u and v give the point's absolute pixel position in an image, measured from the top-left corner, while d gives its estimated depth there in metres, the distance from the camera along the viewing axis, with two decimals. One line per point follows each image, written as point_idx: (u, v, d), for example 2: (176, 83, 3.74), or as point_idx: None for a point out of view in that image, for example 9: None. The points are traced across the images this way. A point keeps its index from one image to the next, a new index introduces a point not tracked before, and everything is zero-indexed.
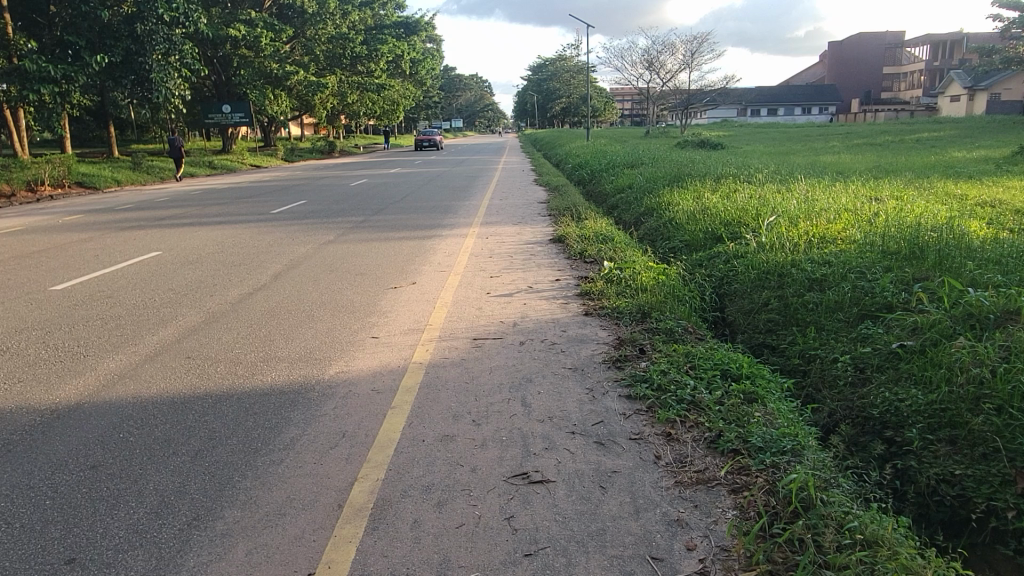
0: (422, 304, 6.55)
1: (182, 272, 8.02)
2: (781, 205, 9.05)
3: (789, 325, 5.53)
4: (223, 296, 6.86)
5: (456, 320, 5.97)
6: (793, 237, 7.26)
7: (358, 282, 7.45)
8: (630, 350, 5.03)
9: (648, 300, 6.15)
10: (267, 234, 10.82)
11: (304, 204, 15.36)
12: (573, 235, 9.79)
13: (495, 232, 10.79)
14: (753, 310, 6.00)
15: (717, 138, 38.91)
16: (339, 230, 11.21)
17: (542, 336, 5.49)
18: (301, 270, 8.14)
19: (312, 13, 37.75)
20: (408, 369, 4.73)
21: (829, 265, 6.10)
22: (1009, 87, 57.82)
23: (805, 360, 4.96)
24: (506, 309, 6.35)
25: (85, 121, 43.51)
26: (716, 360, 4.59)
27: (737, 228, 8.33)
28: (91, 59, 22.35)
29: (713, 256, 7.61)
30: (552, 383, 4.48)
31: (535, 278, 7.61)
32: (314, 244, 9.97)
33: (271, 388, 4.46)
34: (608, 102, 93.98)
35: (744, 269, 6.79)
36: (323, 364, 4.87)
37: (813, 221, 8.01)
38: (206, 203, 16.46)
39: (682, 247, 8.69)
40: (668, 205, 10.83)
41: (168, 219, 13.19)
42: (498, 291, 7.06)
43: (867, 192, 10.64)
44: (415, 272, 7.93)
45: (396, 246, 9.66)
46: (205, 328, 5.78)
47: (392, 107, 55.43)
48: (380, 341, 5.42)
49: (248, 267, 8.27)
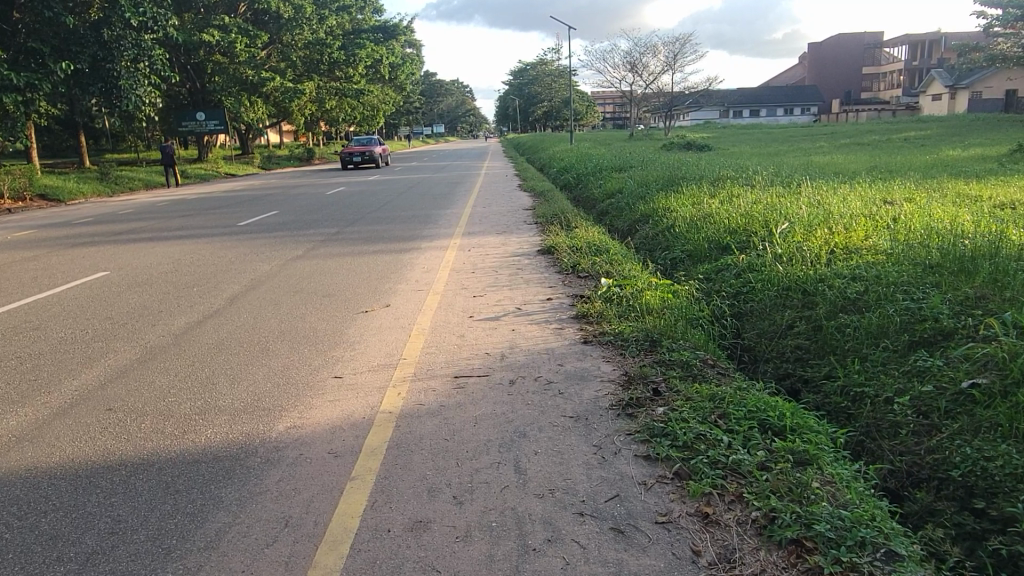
0: (398, 332, 5.70)
1: (125, 297, 7.11)
2: (792, 211, 8.30)
3: (823, 353, 4.78)
4: (169, 326, 5.97)
5: (434, 353, 5.13)
6: (813, 246, 6.52)
7: (327, 305, 6.62)
8: (642, 392, 4.21)
9: (657, 324, 5.35)
10: (228, 251, 9.88)
11: (275, 215, 14.49)
12: (563, 246, 8.96)
13: (478, 244, 9.94)
14: (778, 335, 5.24)
15: (704, 140, 38.35)
16: (308, 244, 10.31)
17: (535, 373, 4.66)
18: (262, 292, 7.27)
19: (288, 18, 36.81)
20: (375, 422, 3.88)
21: (863, 280, 5.36)
22: (989, 85, 57.38)
23: (849, 396, 4.20)
24: (492, 337, 5.53)
25: (53, 131, 42.08)
26: (750, 405, 3.78)
27: (746, 237, 7.59)
28: (56, 66, 21.36)
29: (723, 270, 6.84)
30: (551, 439, 3.65)
31: (524, 298, 6.77)
32: (280, 260, 9.08)
33: (204, 453, 3.59)
34: (590, 106, 93.39)
35: (762, 285, 6.03)
36: (272, 416, 4.00)
37: (831, 227, 7.26)
38: (173, 216, 15.50)
39: (685, 260, 7.93)
40: (665, 211, 10.02)
41: (127, 234, 12.24)
42: (482, 314, 6.21)
43: (878, 194, 9.91)
44: (389, 293, 7.08)
45: (370, 262, 8.79)
46: (137, 368, 4.90)
47: (371, 113, 54.45)
48: (343, 382, 4.56)
49: (202, 290, 7.37)
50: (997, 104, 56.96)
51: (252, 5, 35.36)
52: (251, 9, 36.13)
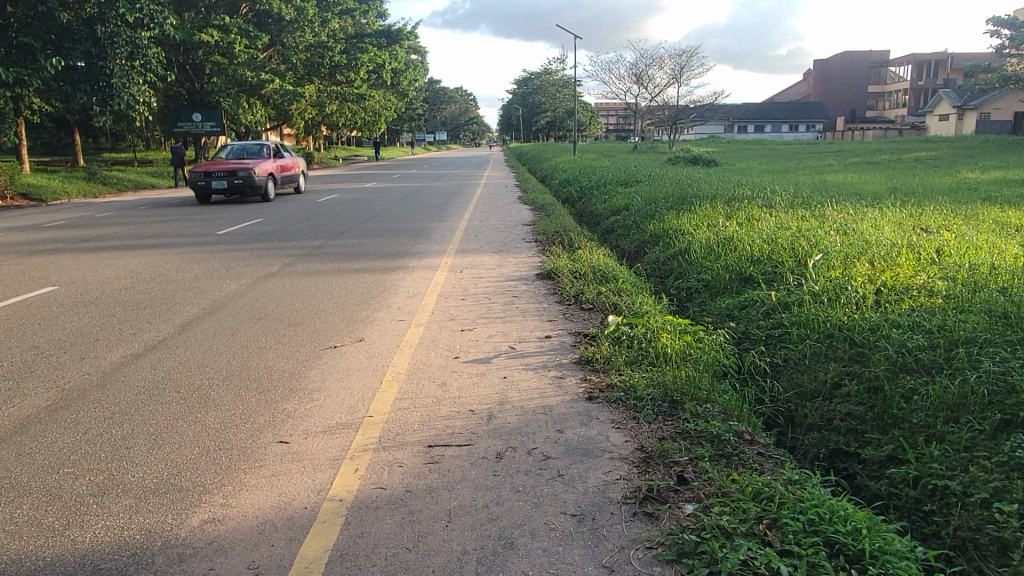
0: (367, 377, 4.78)
1: (64, 319, 6.23)
2: (825, 238, 7.45)
3: (885, 425, 3.91)
4: (99, 363, 5.02)
5: (409, 408, 4.23)
6: (855, 284, 5.68)
7: (291, 338, 5.71)
8: (663, 478, 3.31)
9: (678, 377, 4.47)
10: (198, 265, 8.95)
11: (259, 223, 13.58)
12: (565, 271, 8.08)
13: (471, 264, 9.04)
14: (824, 397, 4.36)
15: (709, 155, 37.59)
16: (286, 259, 9.41)
17: (528, 443, 3.76)
18: (220, 317, 6.35)
19: (290, 20, 35.99)
20: (317, 518, 2.99)
21: (928, 335, 4.51)
22: (999, 107, 56.44)
23: (924, 490, 3.30)
24: (478, 386, 4.64)
25: (48, 127, 41.06)
26: (811, 507, 2.87)
27: (775, 269, 6.75)
28: (47, 62, 20.47)
29: (749, 308, 6.00)
30: (546, 554, 2.74)
31: (520, 335, 5.86)
32: (251, 278, 8.19)
33: (82, 561, 2.68)
34: (593, 117, 92.57)
35: (799, 330, 5.15)
36: (189, 501, 3.11)
37: (872, 260, 6.42)
38: (154, 221, 14.57)
39: (703, 293, 7.04)
40: (677, 233, 9.16)
41: (95, 241, 11.29)
42: (469, 356, 5.30)
43: (909, 221, 9.03)
44: (365, 323, 6.18)
45: (349, 283, 7.88)
46: (42, 420, 4.00)
47: (372, 118, 53.36)
48: (292, 448, 3.68)
49: (153, 313, 6.48)
50: (1005, 126, 56.02)
51: (254, 5, 34.56)
52: (253, 10, 35.34)
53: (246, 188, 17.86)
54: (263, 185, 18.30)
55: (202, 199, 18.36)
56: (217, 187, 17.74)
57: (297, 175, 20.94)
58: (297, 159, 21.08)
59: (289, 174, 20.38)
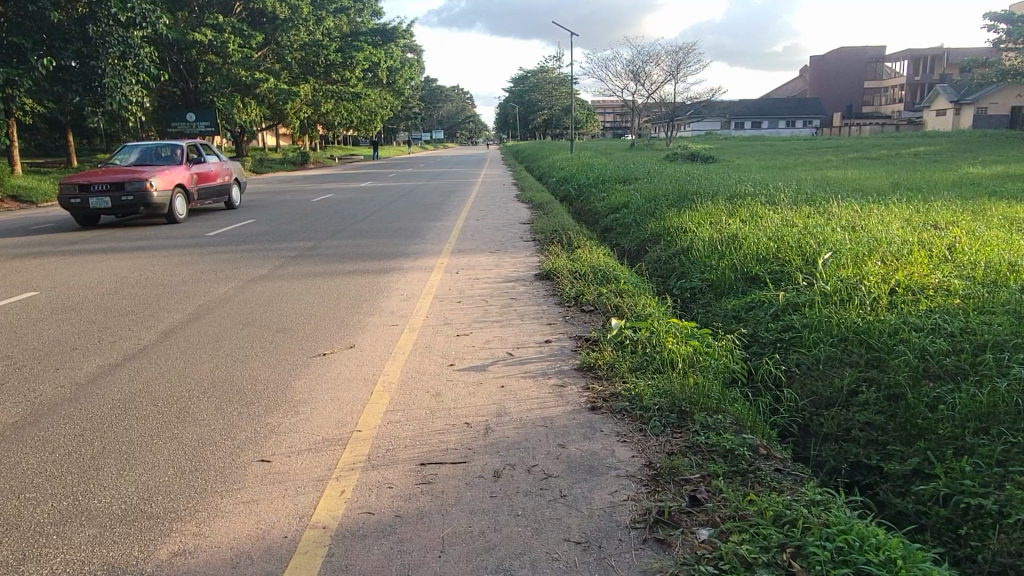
0: (356, 388, 4.52)
1: (41, 326, 5.97)
2: (833, 235, 7.19)
3: (908, 436, 3.67)
4: (73, 374, 4.74)
5: (400, 423, 3.97)
6: (868, 284, 5.43)
7: (278, 345, 5.44)
8: (676, 500, 3.04)
9: (686, 386, 4.21)
10: (185, 268, 8.69)
11: (251, 224, 13.32)
12: (564, 271, 7.83)
13: (468, 265, 8.78)
14: (841, 405, 4.12)
15: (706, 151, 37.35)
16: (276, 261, 9.14)
17: (528, 460, 3.50)
18: (204, 324, 6.08)
19: (284, 19, 35.59)
20: (297, 549, 2.73)
21: (949, 339, 4.27)
22: (994, 101, 55.67)
23: (955, 509, 3.06)
24: (475, 397, 4.39)
25: (41, 128, 40.76)
26: (841, 536, 2.61)
27: (783, 269, 6.51)
28: (38, 62, 20.18)
29: (757, 310, 5.75)
30: None
31: (517, 340, 5.61)
32: (239, 281, 7.92)
33: None
34: (589, 114, 92.24)
35: (811, 332, 4.91)
36: (159, 530, 2.85)
37: (884, 258, 6.17)
38: (146, 221, 14.31)
39: (707, 294, 6.79)
40: (679, 232, 8.92)
41: (82, 243, 11.02)
42: (464, 362, 5.04)
43: (916, 217, 8.78)
44: (356, 328, 5.92)
45: (341, 286, 7.62)
46: (7, 439, 3.73)
47: (368, 117, 53.08)
48: (274, 469, 3.42)
49: (135, 320, 6.22)
50: (1002, 121, 55.45)
51: (247, 4, 34.17)
52: (247, 9, 35.03)
53: (140, 208, 12.60)
54: (167, 205, 13.17)
55: (86, 222, 13.22)
56: (98, 207, 12.42)
57: (229, 186, 15.97)
58: (228, 167, 16.06)
59: (214, 186, 15.33)
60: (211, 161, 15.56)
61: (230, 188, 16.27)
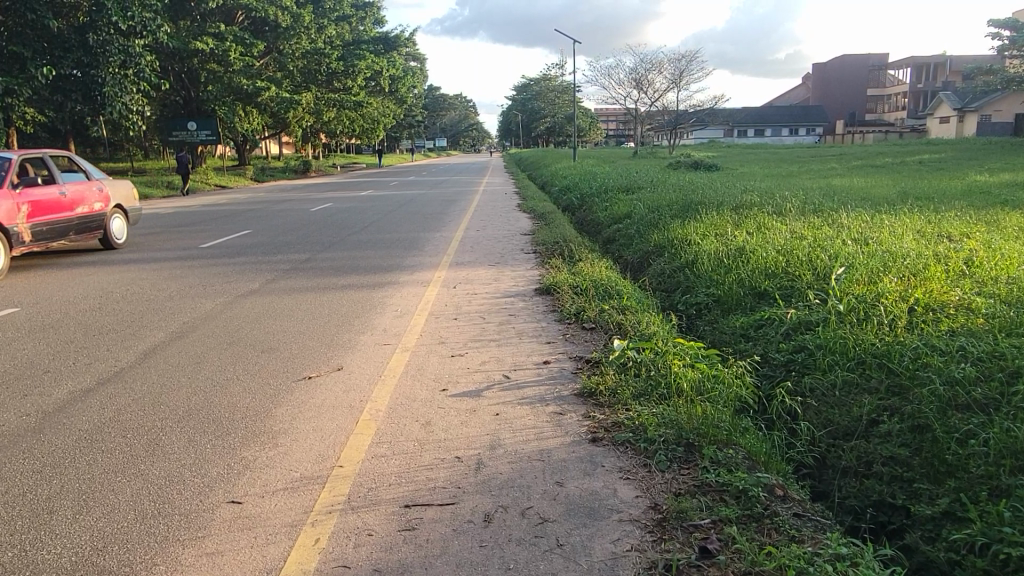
0: (341, 417, 4.21)
1: (15, 347, 5.69)
2: (845, 249, 6.92)
3: (936, 475, 3.38)
4: (41, 401, 4.46)
5: (386, 457, 3.67)
6: (885, 302, 5.14)
7: (262, 368, 5.15)
8: (685, 552, 2.75)
9: (694, 414, 3.92)
10: (174, 282, 8.42)
11: (247, 235, 13.05)
12: (565, 286, 7.54)
13: (466, 279, 8.49)
14: (860, 436, 3.83)
15: (710, 159, 37.22)
16: (268, 275, 8.86)
17: (524, 501, 3.20)
18: (187, 344, 5.80)
19: (286, 27, 35.44)
20: None
21: (977, 365, 3.98)
22: (998, 109, 55.80)
23: (993, 560, 2.75)
24: (468, 426, 4.09)
25: (43, 138, 40.69)
26: None
27: (794, 285, 6.23)
28: (36, 71, 20.07)
29: (767, 328, 5.46)
30: None
31: (515, 361, 5.31)
32: (227, 296, 7.63)
33: None
34: (591, 122, 92.10)
35: (826, 354, 4.62)
36: None
37: (900, 273, 5.89)
38: (141, 233, 14.11)
39: (713, 310, 6.51)
40: (684, 244, 8.64)
41: (72, 255, 10.77)
42: (458, 387, 4.74)
43: (928, 228, 8.51)
44: (345, 348, 5.63)
45: (333, 302, 7.33)
46: None
47: (371, 126, 52.96)
48: (246, 512, 3.13)
49: (116, 340, 5.93)
50: (1007, 128, 55.39)
51: (249, 13, 34.03)
52: (248, 18, 34.93)
53: None
54: None
55: None
56: None
57: (103, 218, 10.76)
58: (101, 188, 10.71)
59: (73, 219, 10.07)
60: (70, 179, 10.26)
61: (109, 222, 11.05)
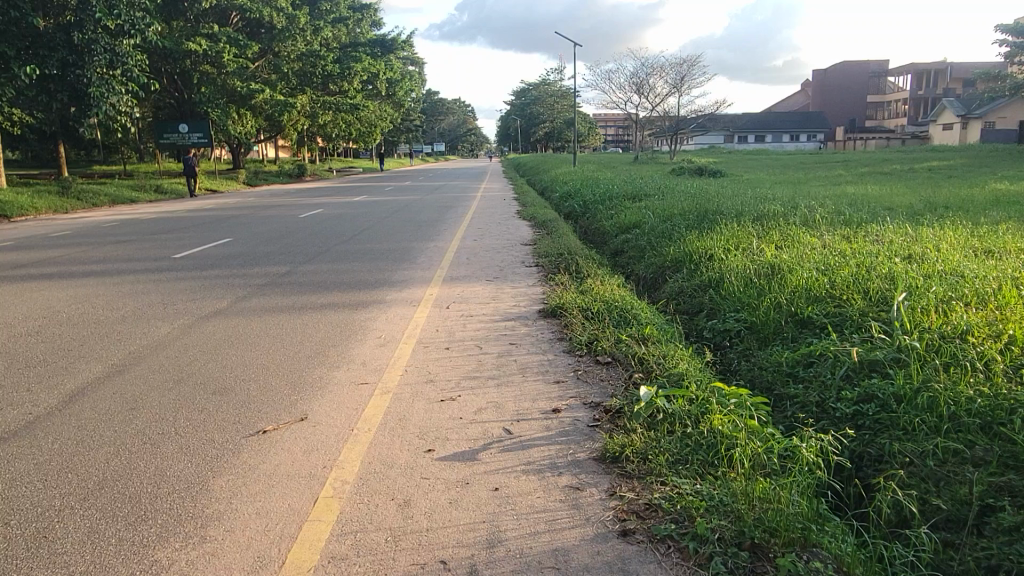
0: (295, 495, 3.27)
1: None
2: (898, 269, 6.01)
3: None
4: None
5: (347, 562, 2.72)
6: (970, 339, 4.24)
7: (208, 417, 4.20)
8: None
9: (760, 496, 2.98)
10: (131, 299, 7.46)
11: (227, 245, 12.09)
12: (574, 309, 6.62)
13: (461, 298, 7.56)
14: (977, 534, 2.94)
15: (712, 166, 36.35)
16: (239, 292, 7.88)
17: None
18: (124, 382, 4.84)
19: (281, 29, 34.33)
20: None
21: None
22: (1002, 116, 54.90)
23: None
24: (459, 510, 3.14)
25: (33, 140, 39.69)
26: None
27: (846, 312, 5.29)
28: (19, 70, 18.66)
29: (821, 366, 4.54)
30: None
31: (517, 408, 4.36)
32: (186, 319, 6.67)
33: None
34: (591, 127, 91.27)
35: (906, 412, 3.71)
36: None
37: (975, 302, 4.98)
38: (116, 241, 13.18)
39: (747, 339, 5.60)
40: (705, 259, 7.72)
41: (32, 267, 9.80)
42: (447, 447, 3.79)
43: (973, 242, 7.62)
44: (313, 391, 4.67)
45: (308, 324, 6.39)
46: None
47: (370, 130, 52.09)
48: None
49: (40, 376, 4.96)
50: (1010, 135, 54.56)
51: (244, 14, 32.97)
52: (243, 19, 33.74)
53: None
54: None
55: None
56: None
57: None
58: None
59: None
60: None
61: None
